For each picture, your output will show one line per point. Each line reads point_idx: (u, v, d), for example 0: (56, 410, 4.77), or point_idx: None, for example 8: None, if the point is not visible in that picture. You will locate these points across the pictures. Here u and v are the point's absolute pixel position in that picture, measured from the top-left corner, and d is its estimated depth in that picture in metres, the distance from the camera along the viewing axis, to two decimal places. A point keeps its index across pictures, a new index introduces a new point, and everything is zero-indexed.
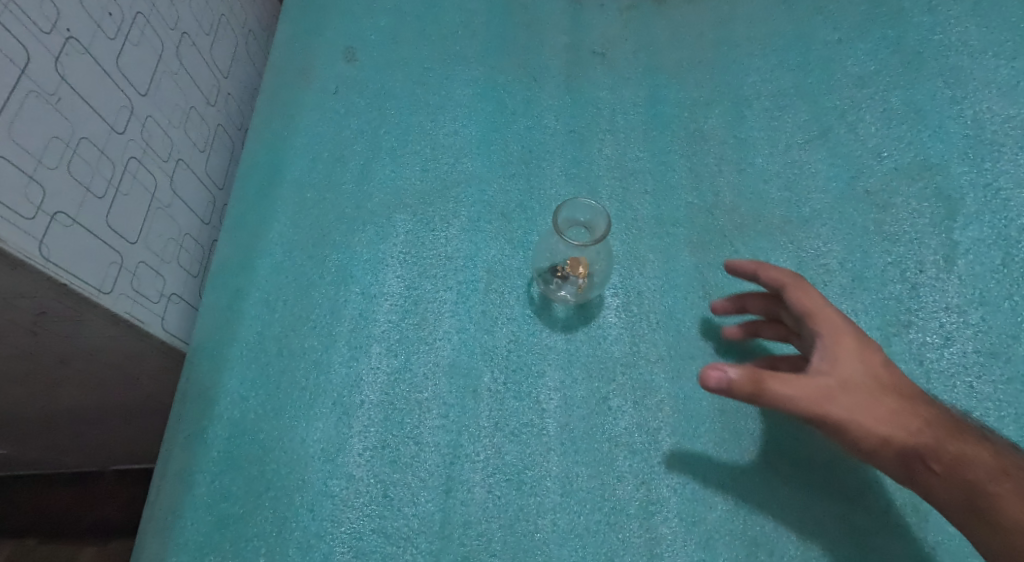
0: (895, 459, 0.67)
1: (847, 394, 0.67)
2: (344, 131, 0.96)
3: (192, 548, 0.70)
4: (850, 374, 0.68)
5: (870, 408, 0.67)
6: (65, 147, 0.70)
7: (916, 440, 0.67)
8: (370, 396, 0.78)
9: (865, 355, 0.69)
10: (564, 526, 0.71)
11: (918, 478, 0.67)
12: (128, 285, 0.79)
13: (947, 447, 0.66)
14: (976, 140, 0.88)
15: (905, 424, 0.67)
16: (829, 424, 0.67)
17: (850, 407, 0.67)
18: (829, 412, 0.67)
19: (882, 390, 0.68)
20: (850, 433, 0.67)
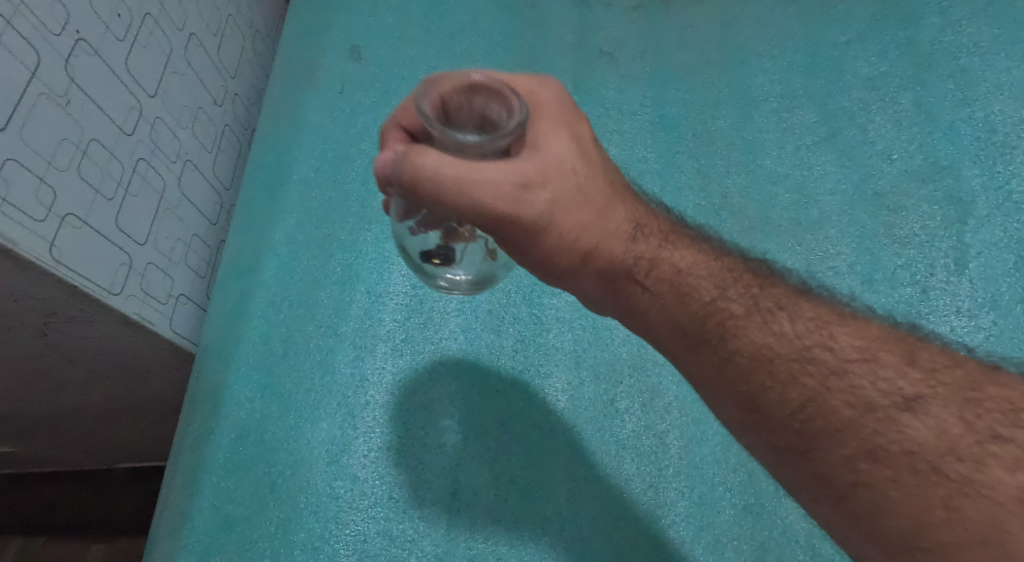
0: (607, 267, 0.59)
1: (551, 187, 0.56)
2: (351, 131, 0.95)
3: (199, 550, 0.70)
4: (565, 158, 0.58)
5: (570, 202, 0.57)
6: (75, 148, 0.70)
7: (648, 260, 0.59)
8: (376, 397, 0.77)
9: (569, 135, 0.59)
10: (571, 529, 0.71)
11: (626, 292, 0.60)
12: (137, 286, 0.79)
13: (677, 266, 0.60)
14: (987, 142, 0.87)
15: (609, 224, 0.59)
16: (525, 223, 0.56)
17: (563, 211, 0.57)
18: (521, 205, 0.55)
19: (598, 178, 0.59)
20: (548, 225, 0.56)
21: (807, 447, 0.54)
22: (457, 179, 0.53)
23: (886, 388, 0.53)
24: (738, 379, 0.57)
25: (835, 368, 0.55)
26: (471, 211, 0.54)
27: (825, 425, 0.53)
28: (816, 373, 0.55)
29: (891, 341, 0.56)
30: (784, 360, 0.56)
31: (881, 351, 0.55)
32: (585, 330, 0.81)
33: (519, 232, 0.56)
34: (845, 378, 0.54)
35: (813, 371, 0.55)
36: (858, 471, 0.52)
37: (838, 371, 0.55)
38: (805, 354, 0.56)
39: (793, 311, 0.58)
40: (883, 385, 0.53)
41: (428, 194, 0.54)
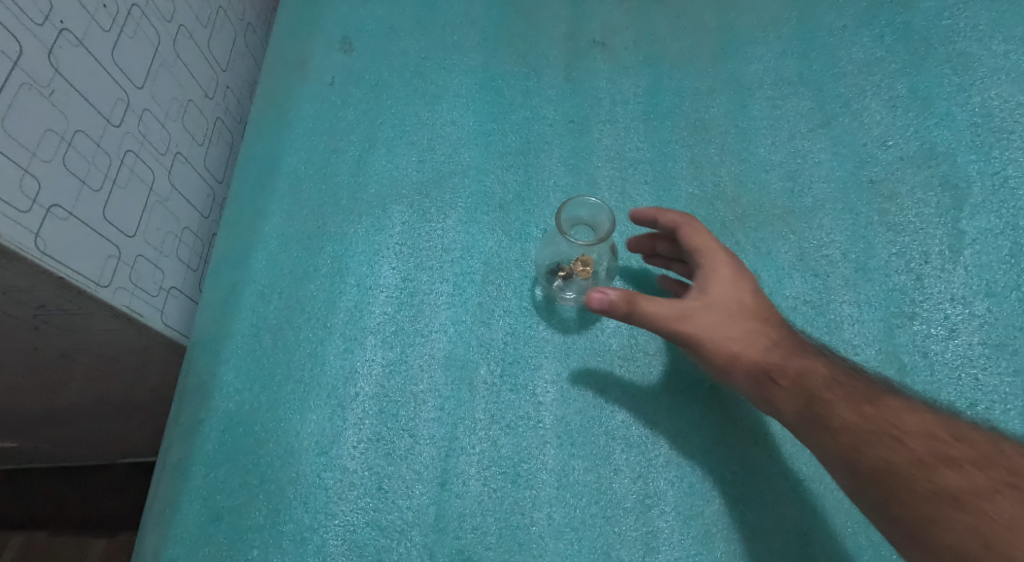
0: (749, 371, 0.68)
1: (710, 314, 0.69)
2: (341, 123, 0.95)
3: (188, 540, 0.70)
4: (725, 296, 0.70)
5: (730, 326, 0.69)
6: (59, 139, 0.70)
7: (772, 361, 0.68)
8: (365, 389, 0.77)
9: (738, 281, 0.71)
10: (560, 519, 0.71)
11: (765, 389, 0.68)
12: (126, 278, 0.79)
13: (790, 364, 0.68)
14: (984, 127, 0.86)
15: (749, 342, 0.69)
16: (686, 339, 0.70)
17: (714, 334, 0.69)
18: (688, 326, 0.69)
19: (752, 315, 0.70)
20: (704, 344, 0.69)
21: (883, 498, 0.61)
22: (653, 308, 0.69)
23: (916, 444, 0.62)
24: (817, 429, 0.65)
25: (881, 428, 0.63)
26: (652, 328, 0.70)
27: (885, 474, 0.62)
28: (898, 447, 0.62)
29: (989, 446, 0.62)
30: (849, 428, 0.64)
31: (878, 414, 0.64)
32: (576, 322, 0.81)
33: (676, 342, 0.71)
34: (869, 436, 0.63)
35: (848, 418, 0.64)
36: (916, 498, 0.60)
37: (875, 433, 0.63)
38: (888, 430, 0.63)
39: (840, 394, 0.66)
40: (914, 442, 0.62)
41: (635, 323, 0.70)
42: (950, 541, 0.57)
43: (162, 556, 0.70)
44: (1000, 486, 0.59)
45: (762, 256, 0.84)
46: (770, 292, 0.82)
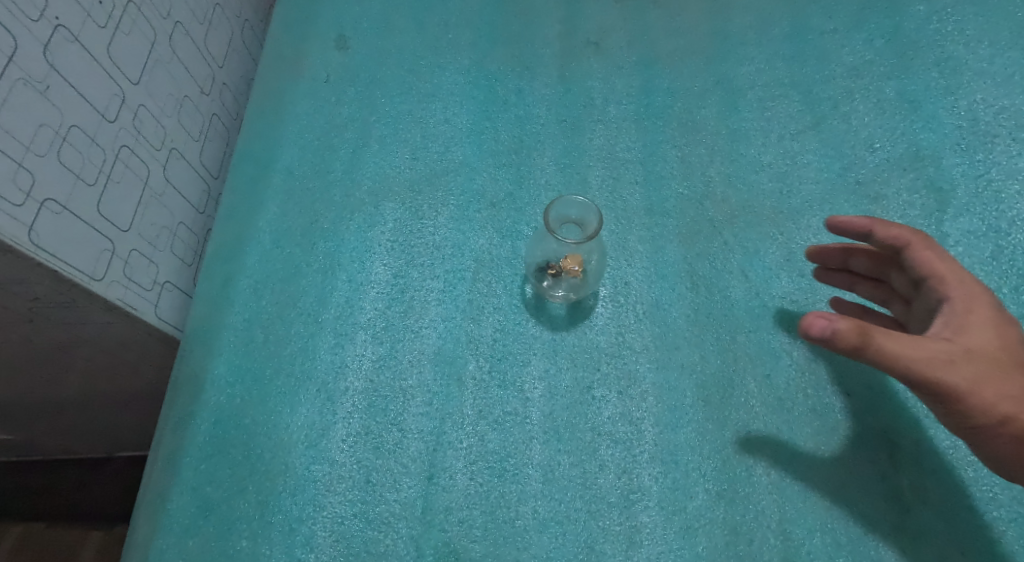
0: (972, 411, 0.61)
1: (973, 362, 0.61)
2: (335, 120, 0.96)
3: (177, 530, 0.71)
4: (975, 341, 0.62)
5: (933, 361, 0.59)
6: (55, 134, 0.71)
7: (988, 401, 0.61)
8: (355, 383, 0.78)
9: (1003, 325, 0.63)
10: (545, 513, 0.72)
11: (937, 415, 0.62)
12: (121, 272, 0.80)
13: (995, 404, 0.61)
14: (969, 131, 0.87)
15: (986, 384, 0.61)
16: (917, 382, 0.60)
17: (947, 380, 0.60)
18: (932, 372, 0.59)
19: (986, 356, 0.61)
20: (934, 388, 0.60)
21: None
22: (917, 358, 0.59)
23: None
24: None
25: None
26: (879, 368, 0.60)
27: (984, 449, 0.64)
28: None
29: None
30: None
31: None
32: (566, 320, 0.82)
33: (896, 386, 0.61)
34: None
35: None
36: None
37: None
38: None
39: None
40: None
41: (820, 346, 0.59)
42: None
43: (152, 546, 0.71)
44: None
45: (750, 255, 0.85)
46: (758, 291, 0.83)
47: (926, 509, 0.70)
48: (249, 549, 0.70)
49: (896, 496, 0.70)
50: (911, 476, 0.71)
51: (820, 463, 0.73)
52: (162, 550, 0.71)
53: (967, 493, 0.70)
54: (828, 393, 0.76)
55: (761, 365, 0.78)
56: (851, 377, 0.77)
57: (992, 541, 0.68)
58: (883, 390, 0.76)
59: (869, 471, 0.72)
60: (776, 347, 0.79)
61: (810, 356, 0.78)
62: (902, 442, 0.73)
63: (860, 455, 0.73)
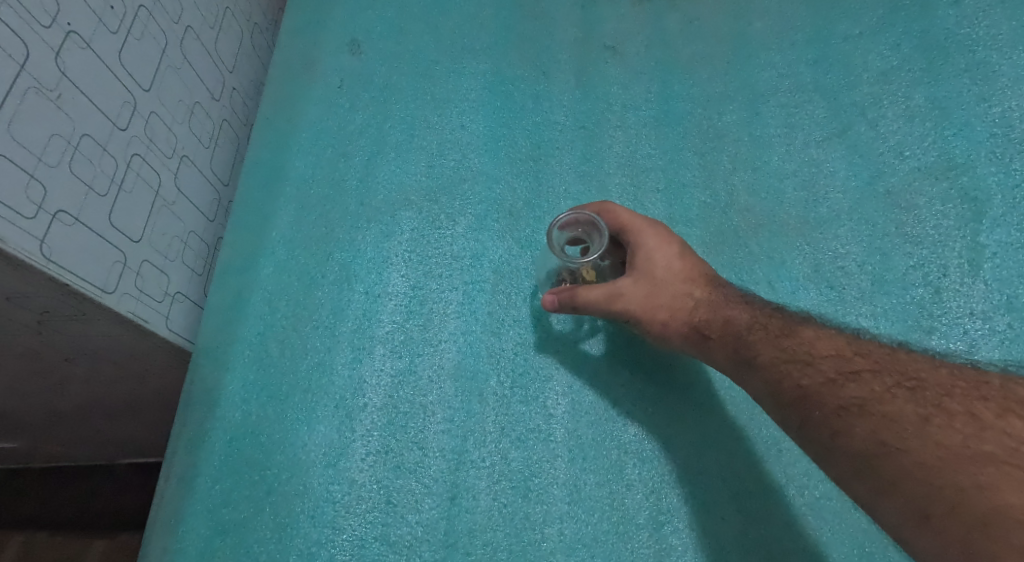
0: (682, 330, 0.72)
1: (638, 288, 0.73)
2: (349, 127, 0.94)
3: (192, 554, 0.69)
4: (657, 267, 0.73)
5: (631, 298, 0.73)
6: (67, 144, 0.69)
7: (689, 314, 0.72)
8: (373, 399, 0.76)
9: (665, 247, 0.74)
10: (572, 535, 0.69)
11: (698, 344, 0.71)
12: (132, 284, 0.78)
13: (717, 315, 0.70)
14: (1004, 138, 0.85)
15: (680, 302, 0.72)
16: (622, 315, 0.73)
17: (649, 304, 0.73)
18: (620, 302, 0.73)
19: (683, 280, 0.73)
20: (639, 316, 0.73)
21: (845, 437, 0.57)
22: (581, 296, 0.73)
23: (830, 370, 0.62)
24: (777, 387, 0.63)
25: (793, 355, 0.64)
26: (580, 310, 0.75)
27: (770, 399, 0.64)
28: (811, 371, 0.62)
29: (891, 361, 0.62)
30: (783, 363, 0.64)
31: (862, 361, 0.62)
32: (574, 333, 0.80)
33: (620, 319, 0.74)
34: (839, 380, 0.60)
35: (829, 360, 0.63)
36: (840, 430, 0.58)
37: (829, 373, 0.61)
38: (801, 357, 0.64)
39: (805, 338, 0.66)
40: (833, 369, 0.62)
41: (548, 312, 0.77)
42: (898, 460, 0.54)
43: None
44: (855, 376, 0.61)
45: (777, 267, 0.83)
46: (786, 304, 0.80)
47: None
48: None
49: None
50: None
51: None
52: None
53: None
54: None
55: None
56: None
57: None
58: None
59: None
60: None
61: None
62: None
63: None
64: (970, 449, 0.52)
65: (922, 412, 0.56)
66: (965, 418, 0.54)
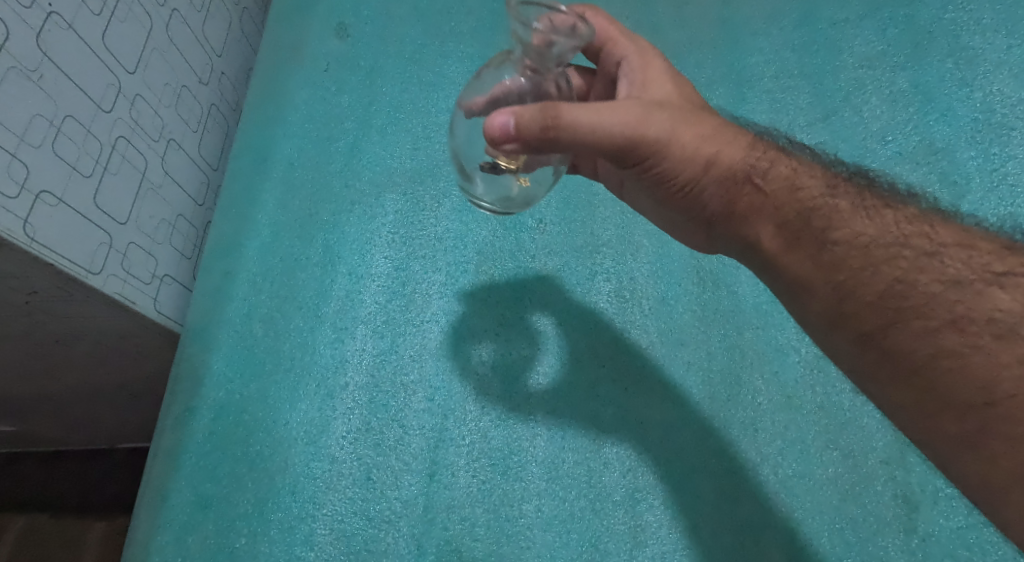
0: (725, 175, 0.60)
1: (665, 110, 0.60)
2: (335, 110, 0.94)
3: (177, 528, 0.70)
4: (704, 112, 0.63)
5: (667, 117, 0.60)
6: (49, 124, 0.70)
7: (738, 153, 0.60)
8: (355, 378, 0.77)
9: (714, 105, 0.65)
10: (549, 512, 0.70)
11: (747, 198, 0.60)
12: (118, 265, 0.79)
13: (776, 166, 0.60)
14: (984, 123, 0.85)
15: (729, 146, 0.61)
16: (648, 144, 0.59)
17: (688, 140, 0.60)
18: (650, 125, 0.59)
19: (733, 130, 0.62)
20: (672, 147, 0.60)
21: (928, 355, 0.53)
22: (598, 124, 0.58)
23: (963, 270, 0.54)
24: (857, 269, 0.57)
25: (888, 236, 0.57)
26: (582, 144, 0.59)
27: (877, 290, 0.56)
28: (926, 260, 0.56)
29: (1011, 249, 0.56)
30: (879, 247, 0.57)
31: (1014, 259, 0.54)
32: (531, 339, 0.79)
33: (640, 160, 0.61)
34: (982, 285, 0.53)
35: (959, 250, 0.56)
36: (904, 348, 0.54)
37: (930, 250, 0.56)
38: (904, 240, 0.57)
39: (930, 225, 0.58)
40: (973, 268, 0.54)
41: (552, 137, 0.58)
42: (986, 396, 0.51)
43: (151, 545, 0.70)
44: (992, 278, 0.54)
45: None
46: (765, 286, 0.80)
47: (938, 509, 0.68)
48: (249, 547, 0.69)
49: (908, 495, 0.69)
50: (922, 476, 0.69)
51: (829, 462, 0.71)
52: (161, 548, 0.70)
53: None
54: (838, 391, 0.74)
55: (769, 362, 0.76)
56: None
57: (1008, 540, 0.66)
58: None
59: (879, 470, 0.70)
60: (783, 343, 0.77)
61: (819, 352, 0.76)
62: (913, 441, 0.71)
63: (870, 454, 0.71)
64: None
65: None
66: None
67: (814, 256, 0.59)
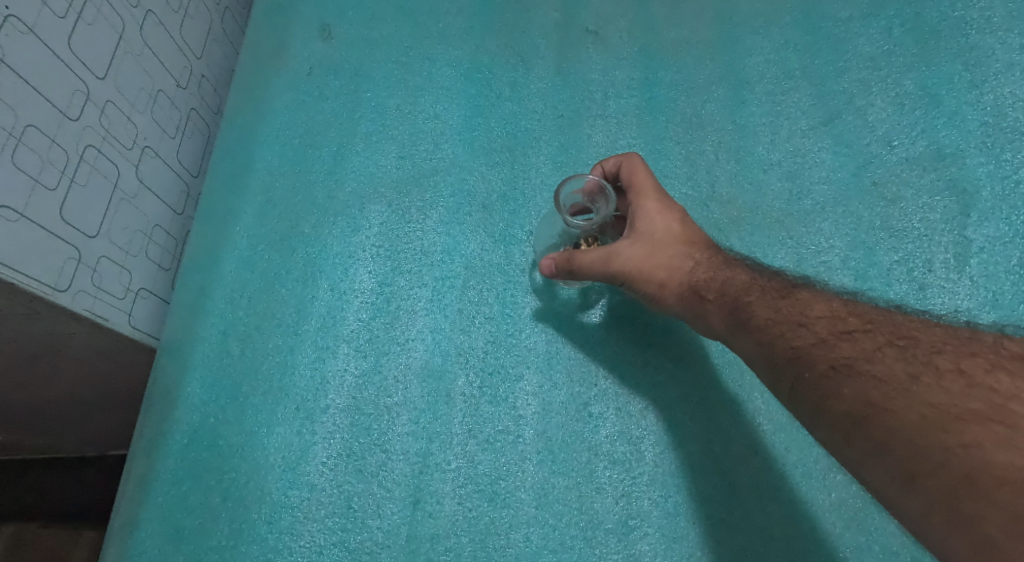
0: (680, 292, 0.68)
1: (635, 247, 0.70)
2: (318, 116, 0.90)
3: (147, 560, 0.67)
4: (656, 229, 0.70)
5: (636, 251, 0.70)
6: (7, 136, 0.66)
7: (685, 275, 0.68)
8: (336, 401, 0.74)
9: (664, 212, 0.71)
10: (538, 541, 0.67)
11: (695, 306, 0.67)
12: (88, 281, 0.75)
13: (716, 276, 0.67)
14: (995, 128, 0.81)
15: (680, 264, 0.69)
16: (619, 277, 0.71)
17: (650, 268, 0.69)
18: (619, 262, 0.70)
19: (683, 243, 0.70)
20: (637, 276, 0.70)
21: (833, 399, 0.55)
22: (584, 266, 0.72)
23: (822, 331, 0.58)
24: (765, 348, 0.61)
25: (786, 315, 0.61)
26: (597, 277, 0.72)
27: (774, 355, 0.60)
28: (802, 332, 0.59)
29: (887, 320, 0.58)
30: (777, 325, 0.60)
31: (860, 320, 0.59)
32: (579, 302, 0.78)
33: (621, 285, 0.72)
34: (832, 341, 0.58)
35: (826, 320, 0.59)
36: (823, 396, 0.56)
37: (822, 334, 0.58)
38: (795, 318, 0.60)
39: (801, 299, 0.62)
40: (831, 329, 0.58)
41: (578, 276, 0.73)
42: (886, 423, 0.52)
43: None
44: (841, 334, 0.58)
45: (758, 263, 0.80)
46: None
47: None
48: None
49: None
50: None
51: (832, 486, 0.68)
52: None
53: None
54: None
55: None
56: None
57: None
58: None
59: None
60: None
61: None
62: None
63: None
64: (955, 408, 0.50)
65: (887, 381, 0.53)
66: (955, 375, 0.52)
67: (741, 340, 0.63)
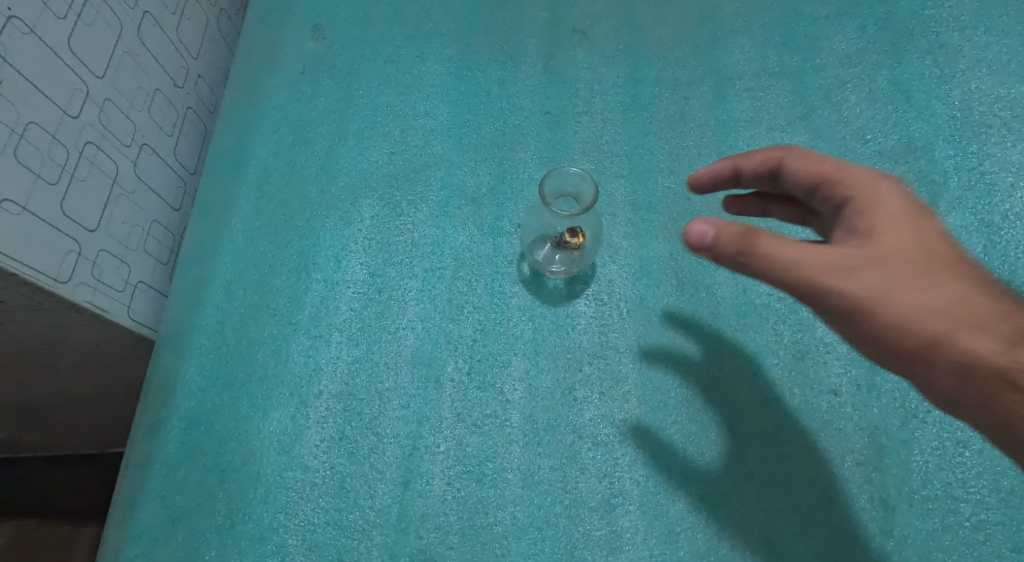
0: (922, 335, 0.54)
1: (883, 268, 0.55)
2: (311, 113, 0.93)
3: (146, 539, 0.70)
4: (902, 245, 0.55)
5: (874, 270, 0.55)
6: (10, 132, 0.69)
7: (917, 306, 0.54)
8: (329, 387, 0.76)
9: (933, 232, 0.56)
10: (524, 519, 0.70)
11: (923, 356, 0.55)
12: (88, 274, 0.78)
13: (956, 326, 0.54)
14: (963, 121, 0.84)
15: (909, 293, 0.54)
16: (819, 293, 0.55)
17: (886, 296, 0.55)
18: (823, 281, 0.55)
19: (944, 263, 0.55)
20: (860, 304, 0.55)
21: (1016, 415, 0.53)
22: (761, 256, 0.56)
23: None
24: (974, 376, 0.54)
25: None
26: (779, 286, 0.57)
27: (998, 376, 0.53)
28: None
29: None
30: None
31: None
32: (565, 292, 0.81)
33: (829, 304, 0.56)
34: None
35: None
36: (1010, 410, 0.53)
37: None
38: None
39: None
40: None
41: (756, 274, 0.57)
42: None
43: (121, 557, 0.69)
44: None
45: None
46: (744, 288, 0.80)
47: (913, 512, 0.67)
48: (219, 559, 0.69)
49: (884, 498, 0.68)
50: (898, 478, 0.69)
51: (806, 464, 0.71)
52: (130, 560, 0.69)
53: (953, 495, 0.68)
54: (815, 393, 0.73)
55: (747, 365, 0.76)
56: (838, 376, 0.74)
57: (981, 542, 0.66)
58: (868, 390, 0.73)
59: (856, 473, 0.70)
60: (762, 346, 0.76)
61: (797, 354, 0.75)
62: (889, 443, 0.70)
63: (847, 456, 0.71)
64: None
65: None
66: None
67: (957, 371, 0.54)
